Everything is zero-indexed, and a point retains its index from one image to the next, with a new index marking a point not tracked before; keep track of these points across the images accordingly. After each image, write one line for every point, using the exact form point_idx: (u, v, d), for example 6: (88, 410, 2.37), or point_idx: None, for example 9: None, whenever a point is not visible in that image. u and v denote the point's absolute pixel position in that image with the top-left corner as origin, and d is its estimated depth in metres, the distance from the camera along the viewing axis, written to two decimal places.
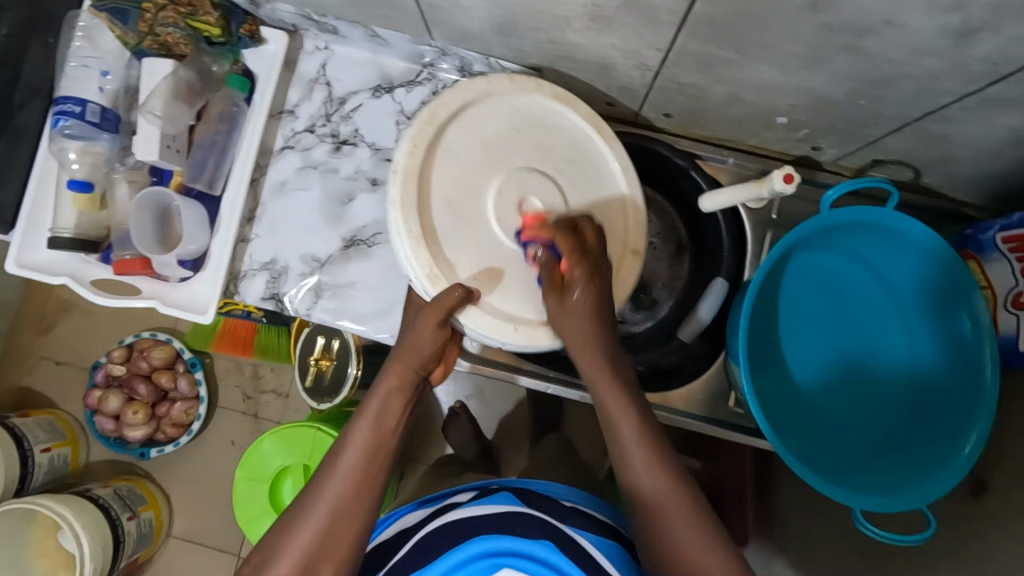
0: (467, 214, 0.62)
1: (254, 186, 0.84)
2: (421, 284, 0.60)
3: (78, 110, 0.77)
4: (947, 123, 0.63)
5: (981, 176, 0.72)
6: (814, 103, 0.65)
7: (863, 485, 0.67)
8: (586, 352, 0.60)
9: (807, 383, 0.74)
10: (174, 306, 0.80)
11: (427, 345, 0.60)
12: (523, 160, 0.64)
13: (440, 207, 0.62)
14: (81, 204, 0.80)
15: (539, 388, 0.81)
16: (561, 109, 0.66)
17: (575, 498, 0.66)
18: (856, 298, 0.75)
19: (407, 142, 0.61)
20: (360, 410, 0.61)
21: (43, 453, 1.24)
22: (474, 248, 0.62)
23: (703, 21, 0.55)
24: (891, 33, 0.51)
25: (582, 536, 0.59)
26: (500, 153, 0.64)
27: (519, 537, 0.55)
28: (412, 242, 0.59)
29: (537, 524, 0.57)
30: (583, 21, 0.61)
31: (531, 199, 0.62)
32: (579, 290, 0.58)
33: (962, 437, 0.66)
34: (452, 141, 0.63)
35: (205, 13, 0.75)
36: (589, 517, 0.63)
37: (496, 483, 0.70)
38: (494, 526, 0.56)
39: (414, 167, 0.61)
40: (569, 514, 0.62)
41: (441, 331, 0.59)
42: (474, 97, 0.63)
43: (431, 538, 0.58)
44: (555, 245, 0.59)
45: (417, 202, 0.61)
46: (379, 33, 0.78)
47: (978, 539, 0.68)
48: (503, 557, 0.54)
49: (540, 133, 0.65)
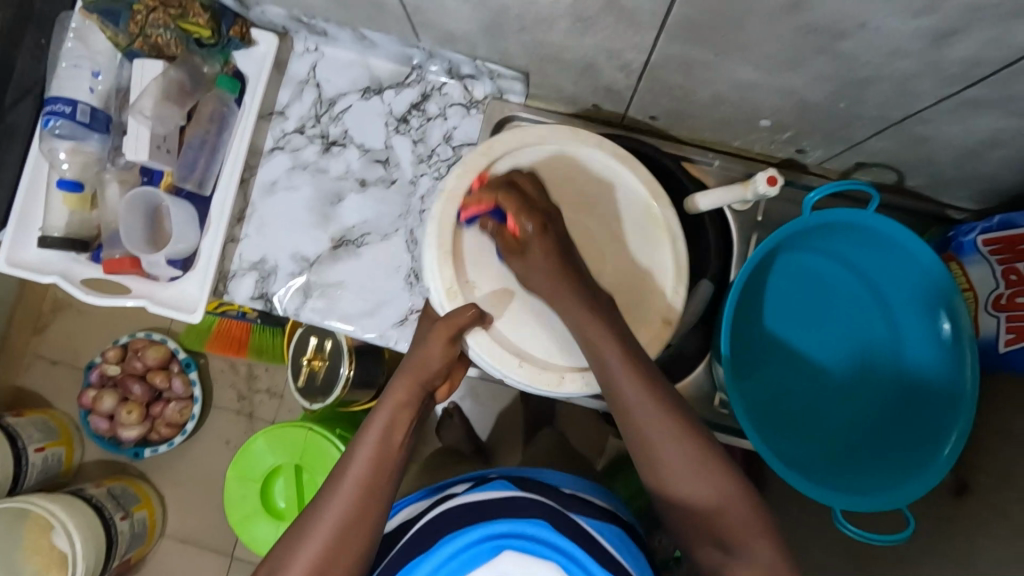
0: (499, 242, 0.66)
1: (245, 186, 0.84)
2: (440, 298, 0.64)
3: (68, 111, 0.78)
4: (927, 125, 0.63)
5: (963, 179, 0.73)
6: (797, 105, 0.66)
7: (847, 485, 0.68)
8: (563, 296, 0.61)
9: (792, 383, 0.75)
10: (165, 307, 0.81)
11: (436, 361, 0.62)
12: (562, 215, 0.67)
13: (475, 231, 0.66)
14: (71, 203, 0.81)
15: None
16: (619, 168, 0.69)
17: (574, 486, 0.67)
18: (840, 299, 0.76)
19: (459, 167, 0.66)
20: (367, 421, 0.62)
21: (37, 453, 1.24)
22: (494, 274, 0.65)
23: (684, 23, 0.56)
24: (867, 35, 0.51)
25: (583, 518, 0.60)
26: (543, 200, 0.67)
27: (517, 519, 0.56)
28: (439, 257, 0.63)
29: (535, 507, 0.58)
30: (566, 23, 0.62)
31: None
32: (534, 236, 0.61)
33: (944, 437, 0.67)
34: (502, 174, 0.67)
35: (196, 15, 0.76)
36: (590, 503, 0.64)
37: (496, 471, 0.71)
38: (492, 511, 0.57)
39: (458, 191, 0.65)
40: (569, 500, 0.63)
41: (452, 351, 0.62)
42: (531, 141, 0.68)
43: (433, 525, 0.59)
44: (497, 208, 0.63)
45: (456, 223, 0.65)
46: (368, 35, 0.79)
47: (964, 539, 0.69)
48: (503, 540, 0.54)
49: (587, 192, 0.69)
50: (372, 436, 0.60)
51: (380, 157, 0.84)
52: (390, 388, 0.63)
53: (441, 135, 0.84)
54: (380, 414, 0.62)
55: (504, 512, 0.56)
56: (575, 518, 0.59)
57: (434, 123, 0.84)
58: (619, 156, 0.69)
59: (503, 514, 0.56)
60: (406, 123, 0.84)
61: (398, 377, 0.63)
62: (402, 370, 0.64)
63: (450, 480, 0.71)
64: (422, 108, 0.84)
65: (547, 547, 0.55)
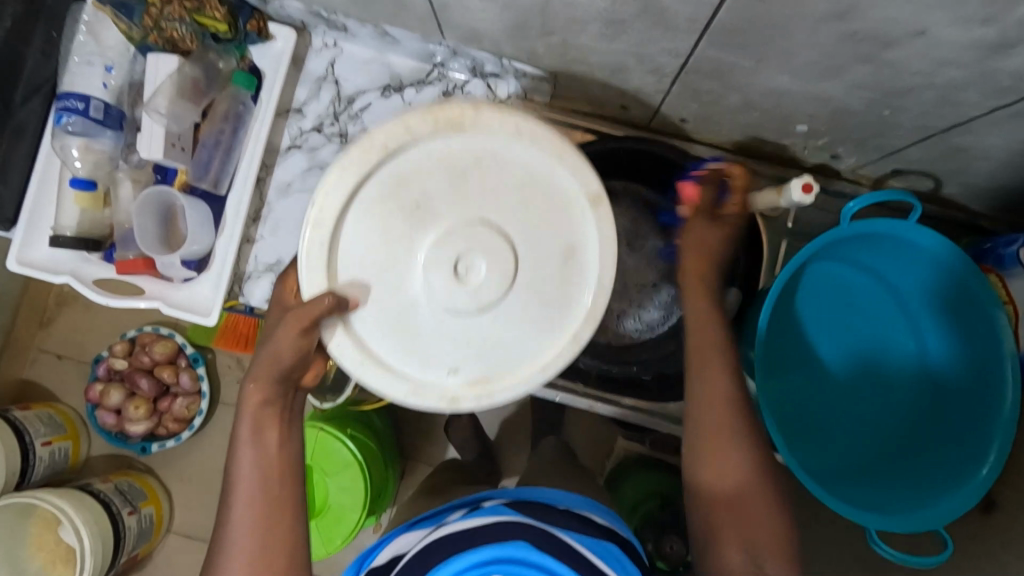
0: (417, 218, 0.51)
1: (260, 186, 0.82)
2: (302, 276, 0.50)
3: (82, 106, 0.75)
4: (970, 135, 0.61)
5: (1000, 189, 0.70)
6: (835, 113, 0.64)
7: (878, 503, 0.66)
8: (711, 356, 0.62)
9: (819, 394, 0.73)
10: (177, 308, 0.79)
11: (288, 354, 0.53)
12: (487, 212, 0.51)
13: (371, 202, 0.51)
14: (83, 202, 0.78)
15: (546, 396, 0.80)
16: (561, 175, 0.52)
17: (569, 502, 0.64)
18: (869, 312, 0.73)
19: (396, 123, 0.49)
20: (235, 439, 0.56)
21: (43, 446, 1.23)
22: (366, 259, 0.51)
23: (725, 30, 0.53)
24: (919, 45, 0.49)
25: (569, 536, 0.58)
26: (472, 189, 0.51)
27: (494, 542, 0.56)
28: (312, 223, 0.50)
29: (513, 527, 0.56)
30: (600, 26, 0.59)
31: (477, 260, 0.50)
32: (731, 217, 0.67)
33: (979, 458, 0.65)
34: (438, 149, 0.51)
35: (213, 8, 0.73)
36: (582, 519, 0.61)
37: (492, 493, 0.68)
38: (478, 536, 0.57)
39: (370, 163, 0.49)
40: (559, 518, 0.60)
41: (303, 339, 0.52)
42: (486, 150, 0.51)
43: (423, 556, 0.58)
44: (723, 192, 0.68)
45: (353, 191, 0.50)
46: (388, 32, 0.76)
47: (990, 560, 0.68)
48: (493, 566, 0.55)
49: (524, 192, 0.52)
50: (242, 436, 0.56)
51: None
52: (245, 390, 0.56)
53: None
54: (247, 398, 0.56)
55: (488, 538, 0.56)
56: (558, 534, 0.57)
57: None
58: (593, 196, 0.51)
59: (483, 538, 0.56)
60: None
61: (259, 359, 0.55)
62: (255, 367, 0.55)
63: (447, 504, 0.68)
64: None
65: (528, 566, 0.55)
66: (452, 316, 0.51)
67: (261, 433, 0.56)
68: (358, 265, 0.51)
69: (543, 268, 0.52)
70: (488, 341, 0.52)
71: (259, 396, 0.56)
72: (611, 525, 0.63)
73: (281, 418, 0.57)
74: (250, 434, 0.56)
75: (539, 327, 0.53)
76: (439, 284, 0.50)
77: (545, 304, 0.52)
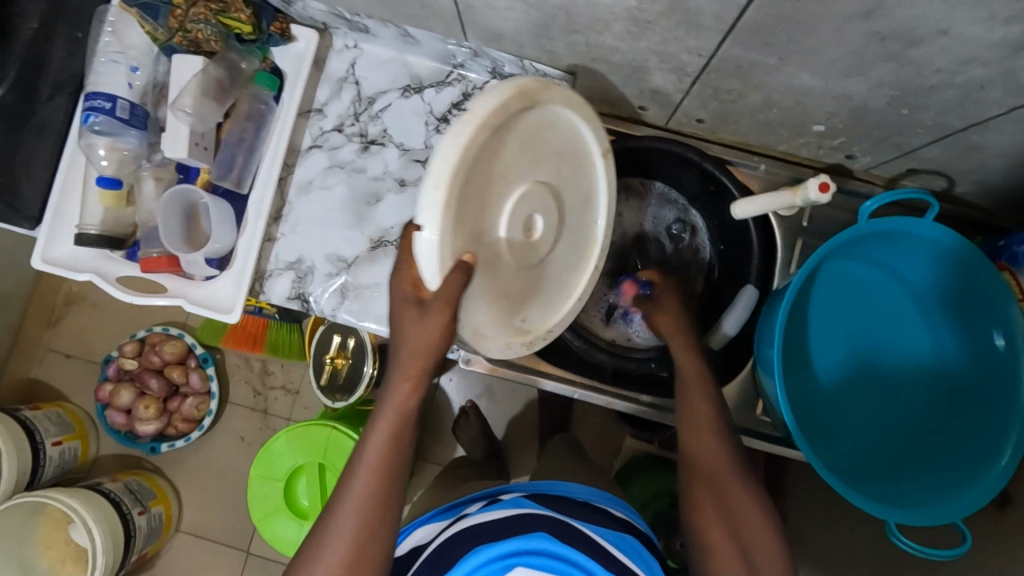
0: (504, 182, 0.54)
1: (282, 185, 0.83)
2: (432, 262, 0.47)
3: (109, 106, 0.76)
4: (988, 133, 0.62)
5: (1014, 188, 0.71)
6: (855, 111, 0.65)
7: (896, 498, 0.67)
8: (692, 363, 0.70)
9: (835, 391, 0.74)
10: (200, 306, 0.80)
11: (432, 338, 0.52)
12: (544, 172, 0.59)
13: (474, 170, 0.50)
14: (108, 200, 0.79)
15: (565, 394, 0.81)
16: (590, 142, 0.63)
17: (590, 496, 0.67)
18: (881, 308, 0.75)
19: (509, 86, 0.51)
20: (373, 421, 0.59)
21: (54, 446, 1.24)
22: (482, 220, 0.52)
23: (751, 28, 0.55)
24: (943, 43, 0.50)
25: (593, 527, 0.60)
26: (538, 150, 0.58)
27: (519, 534, 0.56)
28: (446, 185, 0.47)
29: (542, 519, 0.58)
30: (625, 26, 0.60)
31: (537, 217, 0.58)
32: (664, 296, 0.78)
33: (996, 450, 0.66)
34: (529, 115, 0.55)
35: (239, 10, 0.75)
36: (599, 511, 0.64)
37: (509, 488, 0.69)
38: (501, 528, 0.57)
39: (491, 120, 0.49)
40: (582, 511, 0.63)
41: (450, 327, 0.52)
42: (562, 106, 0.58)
43: (449, 545, 0.59)
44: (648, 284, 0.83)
45: (479, 154, 0.49)
46: (410, 33, 0.77)
47: (1005, 554, 0.69)
48: (515, 558, 0.54)
49: (565, 161, 0.62)
50: (381, 425, 0.58)
51: (420, 157, 0.83)
52: (393, 385, 0.58)
53: None
54: (386, 397, 0.58)
55: (513, 531, 0.56)
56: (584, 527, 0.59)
57: None
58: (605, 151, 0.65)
59: (507, 531, 0.56)
60: (446, 123, 0.83)
61: (401, 356, 0.56)
62: (403, 358, 0.56)
63: (470, 497, 0.70)
64: (464, 107, 0.83)
65: (555, 559, 0.55)
66: (517, 265, 0.58)
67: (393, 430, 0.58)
68: (466, 230, 0.50)
69: (569, 223, 0.64)
70: (525, 288, 0.61)
71: (400, 395, 0.57)
72: (629, 518, 0.66)
73: (415, 414, 0.59)
74: (390, 424, 0.58)
75: (571, 257, 0.67)
76: (517, 243, 0.57)
77: (569, 238, 0.65)
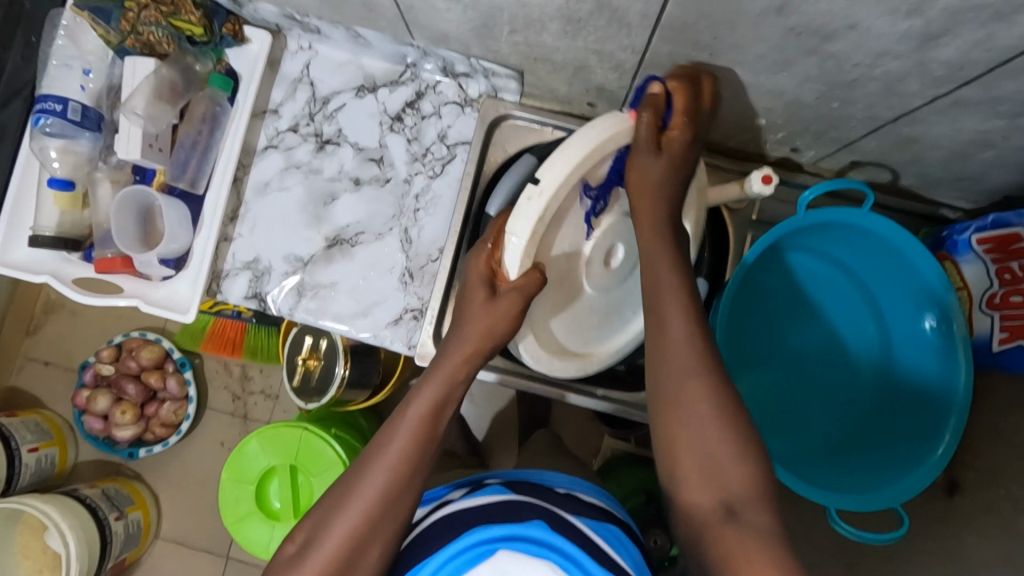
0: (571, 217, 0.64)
1: (237, 186, 0.84)
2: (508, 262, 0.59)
3: (59, 108, 0.78)
4: (917, 125, 0.63)
5: (952, 179, 0.73)
6: (788, 106, 0.66)
7: (841, 484, 0.69)
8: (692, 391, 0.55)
9: (783, 382, 0.76)
10: (156, 306, 0.81)
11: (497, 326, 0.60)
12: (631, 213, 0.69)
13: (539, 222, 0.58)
14: (62, 203, 0.81)
15: (554, 395, 0.81)
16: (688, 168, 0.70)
17: (569, 484, 0.64)
18: (832, 298, 0.76)
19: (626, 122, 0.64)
20: (416, 389, 0.60)
21: (30, 453, 1.23)
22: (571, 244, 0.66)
23: (674, 25, 0.56)
24: (856, 37, 0.51)
25: (577, 518, 0.58)
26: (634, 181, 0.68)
27: (511, 521, 0.55)
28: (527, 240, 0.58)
29: (534, 507, 0.57)
30: (558, 24, 0.61)
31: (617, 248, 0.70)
32: (669, 142, 0.60)
33: (936, 440, 0.67)
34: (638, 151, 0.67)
35: (188, 12, 0.75)
36: (585, 503, 0.62)
37: (492, 475, 0.69)
38: (484, 514, 0.56)
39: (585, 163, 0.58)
40: (564, 497, 0.61)
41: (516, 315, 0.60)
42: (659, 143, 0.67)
43: (426, 536, 0.57)
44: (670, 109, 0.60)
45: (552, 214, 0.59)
46: (360, 34, 0.78)
47: (953, 539, 0.69)
48: (501, 542, 0.54)
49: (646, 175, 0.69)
50: (426, 389, 0.59)
51: (374, 156, 0.84)
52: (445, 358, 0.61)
53: (435, 134, 0.84)
54: (438, 364, 0.61)
55: (499, 518, 0.55)
56: (572, 519, 0.57)
57: (429, 122, 0.84)
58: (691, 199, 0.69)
59: (496, 516, 0.55)
60: (400, 122, 0.84)
61: (465, 331, 0.61)
62: (465, 332, 0.61)
63: (448, 485, 0.68)
64: (417, 107, 0.84)
65: (544, 547, 0.54)
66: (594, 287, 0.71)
67: (436, 399, 0.59)
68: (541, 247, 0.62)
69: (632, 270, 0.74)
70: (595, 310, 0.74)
71: (451, 363, 0.60)
72: (611, 508, 0.64)
73: (454, 398, 0.60)
74: (430, 403, 0.59)
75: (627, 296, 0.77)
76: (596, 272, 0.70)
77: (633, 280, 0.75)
